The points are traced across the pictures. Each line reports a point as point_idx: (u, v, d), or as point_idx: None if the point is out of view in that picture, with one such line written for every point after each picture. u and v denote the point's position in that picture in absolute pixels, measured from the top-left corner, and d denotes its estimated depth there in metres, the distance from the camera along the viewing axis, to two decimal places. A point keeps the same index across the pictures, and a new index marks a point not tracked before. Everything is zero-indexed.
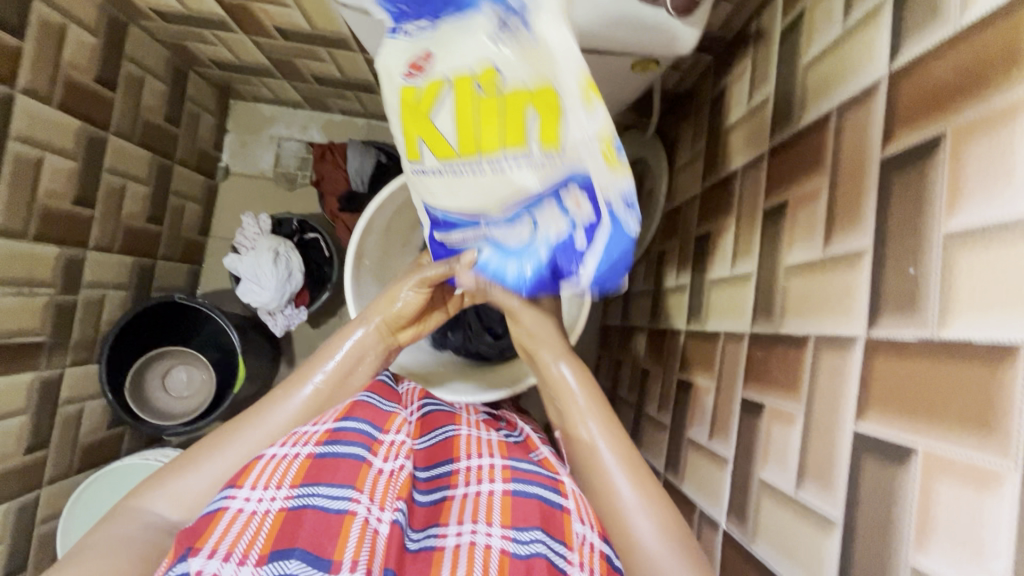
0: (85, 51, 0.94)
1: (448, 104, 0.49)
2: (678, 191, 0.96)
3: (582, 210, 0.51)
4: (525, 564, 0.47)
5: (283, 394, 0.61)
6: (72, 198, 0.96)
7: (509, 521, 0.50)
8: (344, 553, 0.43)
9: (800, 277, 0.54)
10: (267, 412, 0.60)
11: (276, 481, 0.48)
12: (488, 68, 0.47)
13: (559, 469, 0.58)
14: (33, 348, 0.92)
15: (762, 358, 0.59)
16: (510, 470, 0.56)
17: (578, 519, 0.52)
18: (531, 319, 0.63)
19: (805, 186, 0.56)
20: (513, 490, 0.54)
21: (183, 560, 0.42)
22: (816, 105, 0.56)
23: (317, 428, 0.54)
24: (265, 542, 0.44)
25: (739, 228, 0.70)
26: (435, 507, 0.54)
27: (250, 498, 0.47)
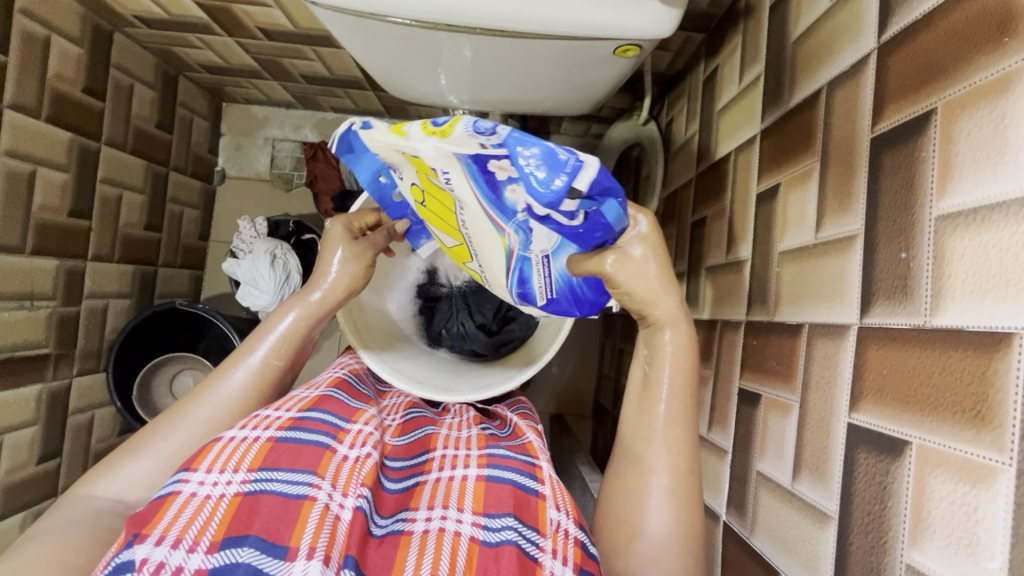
0: (71, 62, 0.94)
1: (439, 222, 0.57)
2: (674, 176, 0.94)
3: (500, 162, 0.42)
4: (495, 552, 0.47)
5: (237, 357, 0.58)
6: (68, 210, 0.96)
7: (480, 508, 0.50)
8: (302, 540, 0.43)
9: (793, 263, 0.52)
10: (232, 382, 0.57)
11: (232, 465, 0.47)
12: (410, 186, 0.53)
13: (539, 455, 0.58)
14: (39, 360, 0.93)
15: (758, 347, 0.57)
16: (485, 455, 0.56)
17: (553, 505, 0.51)
18: (630, 275, 0.49)
19: (796, 168, 0.54)
20: (487, 475, 0.53)
21: (128, 547, 0.40)
22: (806, 82, 0.53)
23: (280, 414, 0.53)
24: (218, 529, 0.43)
25: (733, 213, 0.68)
26: (406, 494, 0.53)
27: (205, 482, 0.46)
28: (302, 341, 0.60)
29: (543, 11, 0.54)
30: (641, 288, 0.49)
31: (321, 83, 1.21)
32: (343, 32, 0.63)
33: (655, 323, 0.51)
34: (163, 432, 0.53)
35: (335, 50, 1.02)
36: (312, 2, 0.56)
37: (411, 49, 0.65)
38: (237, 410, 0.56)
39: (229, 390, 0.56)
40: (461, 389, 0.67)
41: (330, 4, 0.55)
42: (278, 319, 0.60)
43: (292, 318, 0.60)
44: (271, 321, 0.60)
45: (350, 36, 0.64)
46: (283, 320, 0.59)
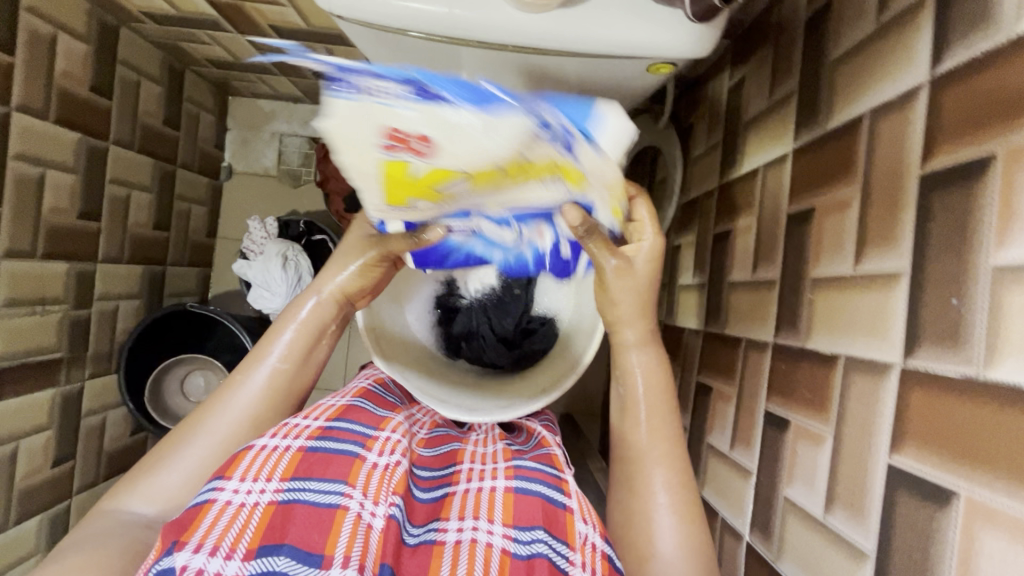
0: (77, 60, 0.91)
1: (459, 182, 0.43)
2: (693, 184, 0.93)
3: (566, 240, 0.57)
4: (526, 564, 0.47)
5: (251, 364, 0.59)
6: (78, 212, 0.95)
7: (510, 520, 0.50)
8: (336, 548, 0.43)
9: (828, 292, 0.52)
10: (242, 394, 0.58)
11: (265, 474, 0.48)
12: (512, 159, 0.40)
13: (564, 468, 0.58)
14: (51, 364, 0.93)
15: (787, 371, 0.57)
16: (513, 466, 0.56)
17: (581, 518, 0.51)
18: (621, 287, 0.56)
19: (832, 195, 0.53)
20: (515, 487, 0.53)
21: (169, 555, 0.41)
22: (846, 107, 0.52)
23: (309, 423, 0.53)
24: (253, 537, 0.44)
25: (760, 232, 0.67)
26: (436, 504, 0.54)
27: (239, 490, 0.46)
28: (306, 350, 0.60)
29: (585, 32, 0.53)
30: (627, 300, 0.56)
31: None
32: (367, 44, 0.61)
33: (623, 342, 0.58)
34: (182, 447, 0.55)
35: (348, 49, 1.00)
36: (336, 15, 0.54)
37: (435, 63, 0.63)
38: (254, 419, 0.57)
39: (244, 400, 0.57)
40: (486, 408, 0.67)
41: (359, 17, 0.53)
42: (287, 323, 0.60)
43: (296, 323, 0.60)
44: (276, 330, 0.61)
45: (375, 49, 0.62)
46: (287, 329, 0.60)
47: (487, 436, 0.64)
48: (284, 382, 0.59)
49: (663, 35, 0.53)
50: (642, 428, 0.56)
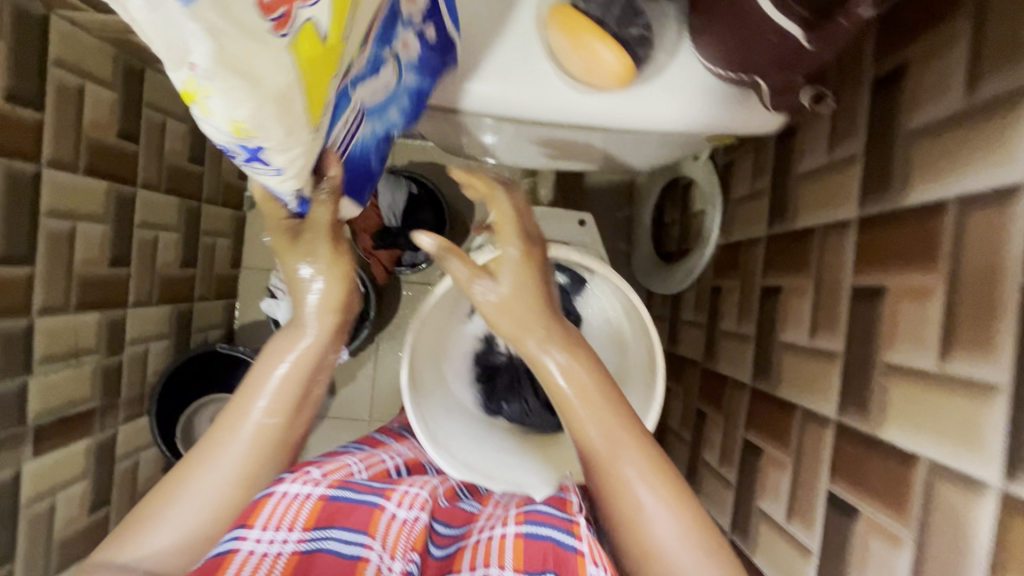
0: (104, 107, 0.90)
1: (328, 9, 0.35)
2: (735, 225, 0.90)
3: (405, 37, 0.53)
4: None
5: (237, 417, 0.58)
6: (108, 260, 0.94)
7: (520, 566, 0.48)
8: None
9: (905, 383, 0.49)
10: (231, 443, 0.57)
11: (288, 523, 0.50)
12: None
13: (576, 510, 0.54)
14: (86, 415, 0.92)
15: (855, 457, 0.55)
16: (525, 512, 0.54)
17: (593, 561, 0.47)
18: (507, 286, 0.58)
19: (908, 280, 0.50)
20: (525, 532, 0.51)
21: None
22: (925, 186, 0.49)
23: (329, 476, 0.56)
24: None
25: (818, 297, 0.64)
26: (448, 559, 0.52)
27: (261, 539, 0.47)
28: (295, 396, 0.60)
29: (644, 108, 0.59)
30: (510, 317, 0.58)
31: None
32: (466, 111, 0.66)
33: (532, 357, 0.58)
34: (172, 502, 0.54)
35: None
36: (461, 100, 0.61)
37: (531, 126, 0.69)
38: (243, 474, 0.56)
39: (232, 453, 0.57)
40: (530, 482, 0.66)
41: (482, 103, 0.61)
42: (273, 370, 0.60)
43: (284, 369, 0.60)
44: (257, 373, 0.60)
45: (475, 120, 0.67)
46: (273, 375, 0.59)
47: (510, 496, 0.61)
48: (273, 431, 0.58)
49: (726, 114, 0.59)
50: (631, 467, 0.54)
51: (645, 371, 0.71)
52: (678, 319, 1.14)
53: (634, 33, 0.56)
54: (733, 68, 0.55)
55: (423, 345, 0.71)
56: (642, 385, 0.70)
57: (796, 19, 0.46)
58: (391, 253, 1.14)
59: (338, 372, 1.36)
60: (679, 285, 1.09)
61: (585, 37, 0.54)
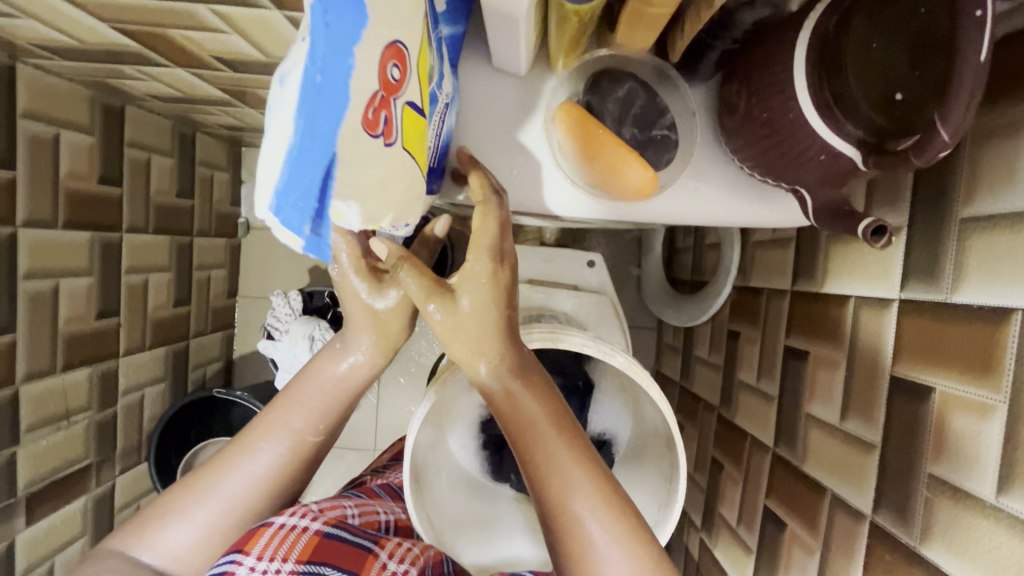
0: (83, 155, 0.84)
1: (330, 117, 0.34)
2: (756, 270, 0.84)
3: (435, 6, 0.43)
4: None
5: (274, 422, 0.53)
6: (95, 313, 0.90)
7: None
8: None
9: (955, 504, 0.45)
10: (264, 452, 0.52)
11: (283, 553, 0.45)
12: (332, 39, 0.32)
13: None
14: (81, 473, 0.90)
15: (895, 568, 0.51)
16: None
17: None
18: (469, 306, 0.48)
19: (960, 388, 0.45)
20: None
21: None
22: (982, 285, 0.44)
23: (322, 512, 0.52)
24: None
25: (850, 375, 0.60)
26: None
27: (255, 568, 0.44)
28: (341, 413, 0.55)
29: (664, 208, 0.54)
30: (456, 342, 0.48)
31: None
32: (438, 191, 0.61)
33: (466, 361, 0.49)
34: (198, 497, 0.50)
35: None
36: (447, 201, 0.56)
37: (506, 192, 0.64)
38: (271, 488, 0.51)
39: (262, 461, 0.51)
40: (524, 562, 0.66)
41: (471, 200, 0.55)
42: (314, 389, 0.54)
43: (327, 386, 0.54)
44: (296, 396, 0.54)
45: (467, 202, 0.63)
46: (322, 385, 0.54)
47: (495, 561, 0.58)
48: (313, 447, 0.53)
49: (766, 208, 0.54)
50: (579, 497, 0.45)
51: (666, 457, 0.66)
52: (691, 353, 1.09)
53: (656, 136, 0.52)
54: (769, 175, 0.50)
55: (430, 425, 0.69)
56: (659, 474, 0.66)
57: (852, 140, 0.43)
58: None
59: None
60: (693, 321, 1.04)
61: (614, 159, 0.47)
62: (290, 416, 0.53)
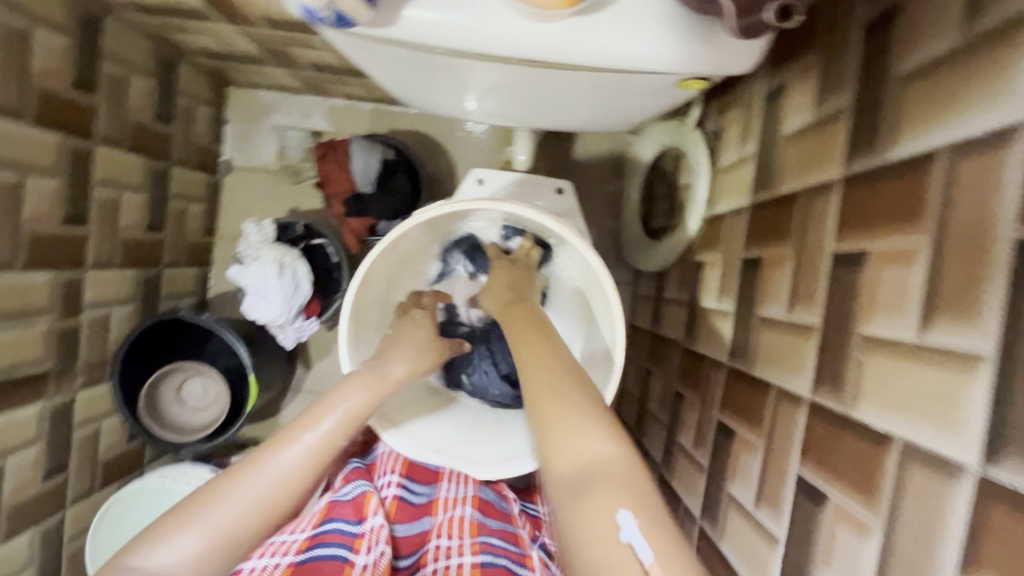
0: (56, 55, 0.85)
1: None
2: (721, 197, 0.85)
3: None
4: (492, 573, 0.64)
5: (302, 426, 0.59)
6: (62, 218, 0.90)
7: None
8: None
9: (882, 356, 0.44)
10: (288, 453, 0.58)
11: None
12: None
13: (527, 545, 0.70)
14: (38, 378, 0.89)
15: (827, 440, 0.50)
16: (479, 543, 0.67)
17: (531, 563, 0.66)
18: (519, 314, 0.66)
19: (891, 242, 0.45)
20: (479, 563, 0.64)
21: None
22: (914, 135, 0.44)
23: (295, 537, 0.64)
24: None
25: (797, 268, 0.59)
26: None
27: None
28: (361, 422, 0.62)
29: (599, 44, 0.48)
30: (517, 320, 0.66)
31: (330, 71, 1.11)
32: (360, 53, 0.58)
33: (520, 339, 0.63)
34: (219, 503, 0.55)
35: None
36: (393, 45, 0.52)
37: (449, 75, 0.62)
38: (288, 488, 0.57)
39: (280, 465, 0.57)
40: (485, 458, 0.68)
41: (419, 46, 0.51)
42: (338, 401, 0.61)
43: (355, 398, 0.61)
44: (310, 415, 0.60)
45: (404, 68, 0.61)
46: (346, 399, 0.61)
47: (453, 502, 0.73)
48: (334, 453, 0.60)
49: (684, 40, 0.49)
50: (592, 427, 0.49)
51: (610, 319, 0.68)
52: (662, 297, 1.09)
53: None
54: None
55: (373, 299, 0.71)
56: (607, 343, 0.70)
57: None
58: (364, 220, 1.09)
59: (313, 345, 1.32)
60: (664, 261, 1.05)
61: None
62: (317, 424, 0.60)
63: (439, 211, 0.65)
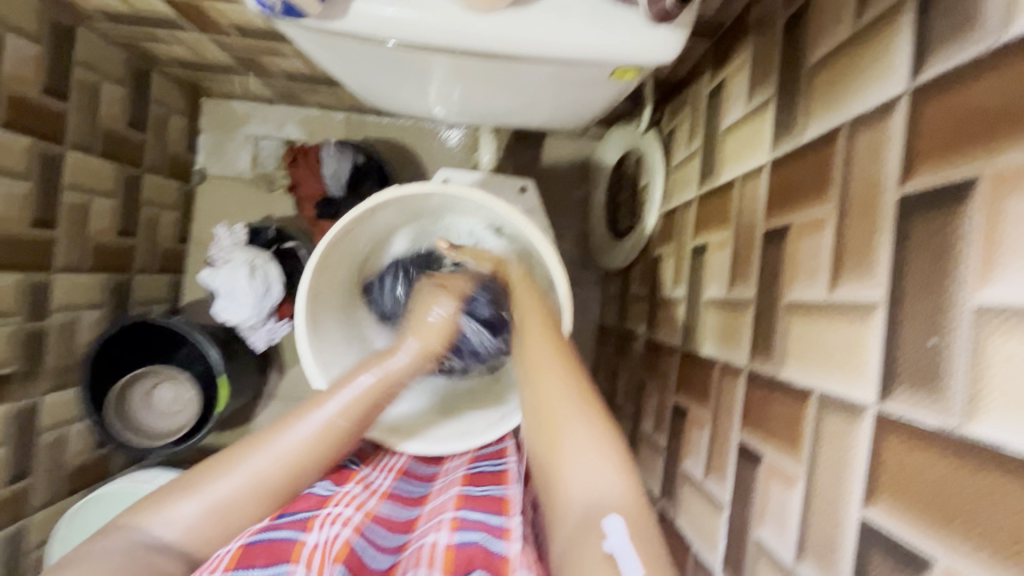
0: (27, 61, 0.87)
1: None
2: (675, 191, 0.89)
3: None
4: (466, 553, 0.51)
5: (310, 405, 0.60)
6: (29, 221, 0.91)
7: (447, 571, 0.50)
8: None
9: (801, 318, 0.48)
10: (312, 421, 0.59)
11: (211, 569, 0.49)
12: None
13: (511, 514, 0.56)
14: (3, 381, 0.89)
15: (761, 402, 0.53)
16: (465, 500, 0.58)
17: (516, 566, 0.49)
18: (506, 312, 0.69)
19: (806, 214, 0.49)
20: (457, 540, 0.52)
21: None
22: (823, 114, 0.48)
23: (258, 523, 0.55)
24: None
25: (735, 249, 0.63)
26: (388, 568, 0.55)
27: None
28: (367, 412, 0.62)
29: (535, 34, 0.53)
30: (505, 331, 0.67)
31: (301, 80, 1.14)
32: (316, 49, 0.62)
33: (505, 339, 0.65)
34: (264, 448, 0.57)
35: None
36: (348, 38, 0.56)
37: (401, 71, 0.66)
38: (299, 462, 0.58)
39: (291, 440, 0.58)
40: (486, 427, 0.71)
41: (369, 39, 0.55)
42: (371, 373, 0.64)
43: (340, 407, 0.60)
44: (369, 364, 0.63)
45: (363, 64, 0.65)
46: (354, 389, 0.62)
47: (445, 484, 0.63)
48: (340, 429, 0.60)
49: (609, 25, 0.53)
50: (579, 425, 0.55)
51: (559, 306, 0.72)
52: (627, 293, 1.12)
53: None
54: None
55: (330, 285, 0.73)
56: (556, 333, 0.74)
57: None
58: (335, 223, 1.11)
59: (286, 350, 1.32)
60: (628, 257, 1.08)
61: None
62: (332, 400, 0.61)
63: (394, 195, 0.67)
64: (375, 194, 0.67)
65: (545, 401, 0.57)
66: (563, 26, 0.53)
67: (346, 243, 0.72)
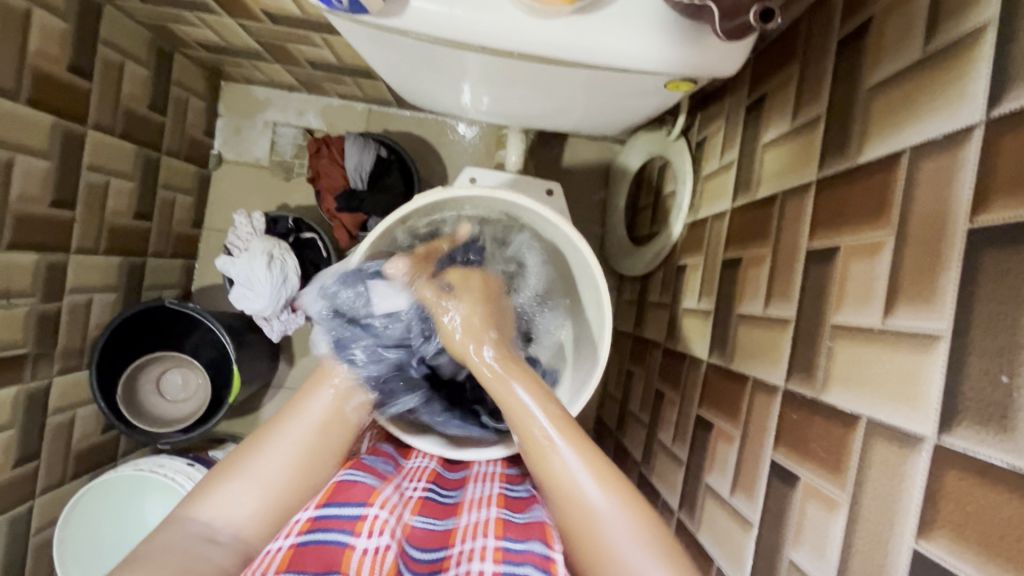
0: (55, 38, 0.85)
1: None
2: (704, 201, 0.88)
3: None
4: None
5: (313, 387, 0.63)
6: (49, 201, 0.90)
7: None
8: None
9: (850, 343, 0.47)
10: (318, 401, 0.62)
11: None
12: None
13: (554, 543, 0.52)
14: (16, 361, 0.87)
15: (799, 424, 0.53)
16: (510, 529, 0.55)
17: None
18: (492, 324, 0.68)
19: (859, 239, 0.48)
20: (503, 573, 0.49)
21: None
22: (882, 138, 0.48)
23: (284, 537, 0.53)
24: None
25: (773, 266, 0.63)
26: None
27: None
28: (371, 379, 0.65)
29: (590, 41, 0.52)
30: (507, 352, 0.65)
31: (327, 70, 1.13)
32: (363, 43, 0.60)
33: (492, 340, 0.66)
34: (274, 444, 0.58)
35: None
36: (400, 34, 0.54)
37: (444, 69, 0.65)
38: (310, 449, 0.59)
39: (301, 425, 0.60)
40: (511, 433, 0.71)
41: (422, 37, 0.54)
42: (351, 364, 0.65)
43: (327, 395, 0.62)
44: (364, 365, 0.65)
45: (408, 60, 0.64)
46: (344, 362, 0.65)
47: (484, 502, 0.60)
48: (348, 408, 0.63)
49: (664, 37, 0.53)
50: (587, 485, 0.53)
51: (598, 308, 0.72)
52: (645, 301, 1.12)
53: None
54: None
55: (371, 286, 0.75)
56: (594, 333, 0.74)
57: None
58: (355, 216, 1.10)
59: (296, 342, 1.31)
60: (648, 265, 1.08)
61: None
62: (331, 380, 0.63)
63: (436, 197, 0.68)
64: (416, 198, 0.68)
65: (547, 465, 0.55)
66: (619, 35, 0.52)
67: (387, 241, 0.74)
